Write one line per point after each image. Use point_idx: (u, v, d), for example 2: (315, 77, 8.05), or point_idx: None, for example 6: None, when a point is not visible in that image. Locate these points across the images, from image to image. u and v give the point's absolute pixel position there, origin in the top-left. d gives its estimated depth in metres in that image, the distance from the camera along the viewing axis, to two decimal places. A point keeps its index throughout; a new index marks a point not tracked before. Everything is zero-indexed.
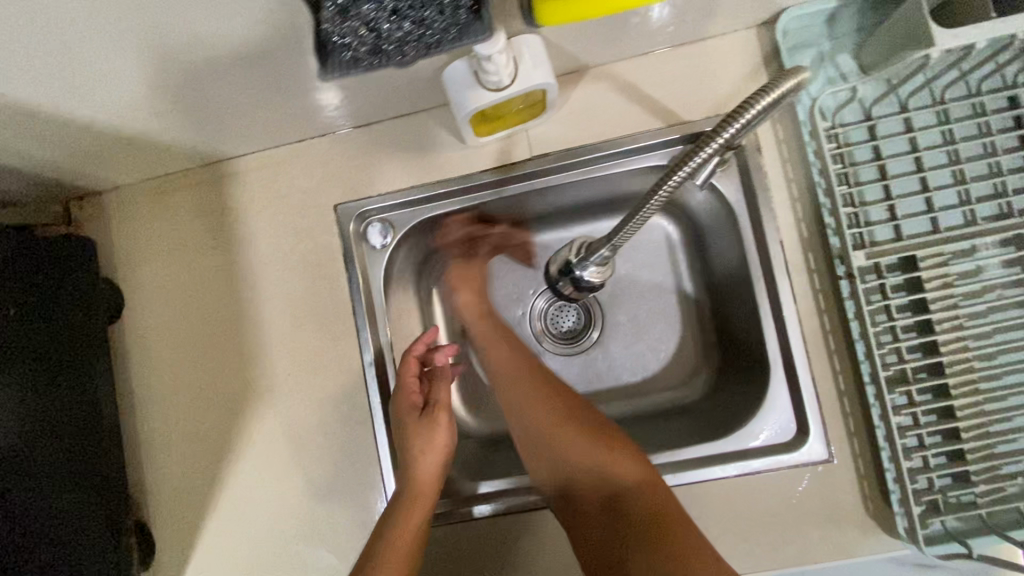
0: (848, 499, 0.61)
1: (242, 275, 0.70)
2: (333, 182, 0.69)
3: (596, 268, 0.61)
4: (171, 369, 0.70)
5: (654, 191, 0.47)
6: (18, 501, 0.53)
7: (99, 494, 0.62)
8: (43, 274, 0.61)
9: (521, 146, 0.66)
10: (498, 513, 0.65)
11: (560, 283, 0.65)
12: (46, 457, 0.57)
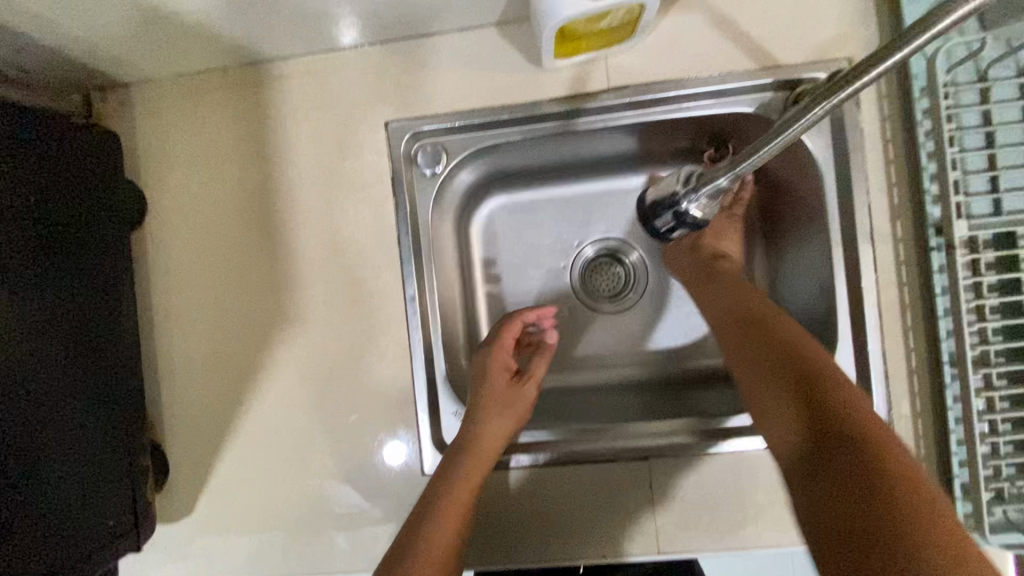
0: None
1: (278, 190, 0.64)
2: (386, 96, 0.63)
3: (703, 202, 0.56)
4: (196, 285, 0.65)
5: (804, 111, 0.41)
6: (32, 407, 0.50)
7: (117, 407, 0.58)
8: (69, 165, 0.55)
9: (597, 76, 0.61)
10: (538, 464, 0.64)
11: (658, 219, 0.60)
12: (61, 363, 0.53)
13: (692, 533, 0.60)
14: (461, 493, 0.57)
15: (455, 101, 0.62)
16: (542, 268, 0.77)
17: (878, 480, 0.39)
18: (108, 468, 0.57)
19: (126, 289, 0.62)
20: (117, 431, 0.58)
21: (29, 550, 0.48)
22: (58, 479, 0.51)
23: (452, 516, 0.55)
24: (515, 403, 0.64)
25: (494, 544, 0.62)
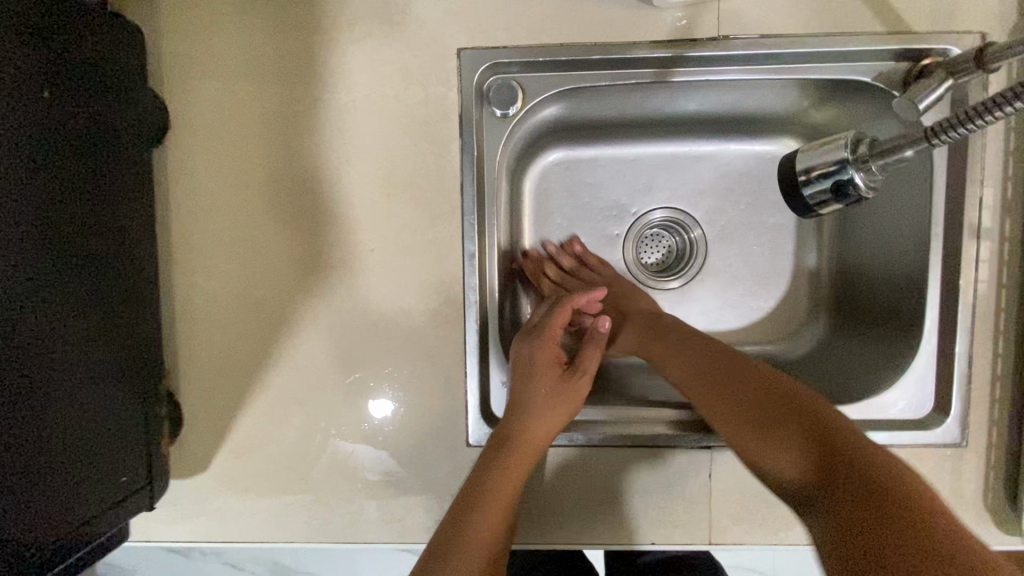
0: (971, 488, 0.56)
1: (325, 116, 0.56)
2: (462, 20, 0.55)
3: (867, 174, 0.50)
4: (221, 219, 0.57)
5: None
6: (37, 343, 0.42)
7: (129, 349, 0.51)
8: (84, 58, 0.46)
9: (707, 23, 0.54)
10: (590, 445, 0.59)
11: (812, 190, 0.54)
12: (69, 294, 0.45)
13: (748, 527, 0.58)
14: (501, 490, 0.52)
15: (541, 35, 0.54)
16: (595, 233, 0.71)
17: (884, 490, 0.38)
18: (119, 421, 0.50)
19: (143, 214, 0.54)
20: (128, 378, 0.51)
21: (27, 510, 0.42)
22: (63, 432, 0.44)
23: (494, 514, 0.51)
24: (567, 391, 0.57)
25: (538, 524, 0.59)
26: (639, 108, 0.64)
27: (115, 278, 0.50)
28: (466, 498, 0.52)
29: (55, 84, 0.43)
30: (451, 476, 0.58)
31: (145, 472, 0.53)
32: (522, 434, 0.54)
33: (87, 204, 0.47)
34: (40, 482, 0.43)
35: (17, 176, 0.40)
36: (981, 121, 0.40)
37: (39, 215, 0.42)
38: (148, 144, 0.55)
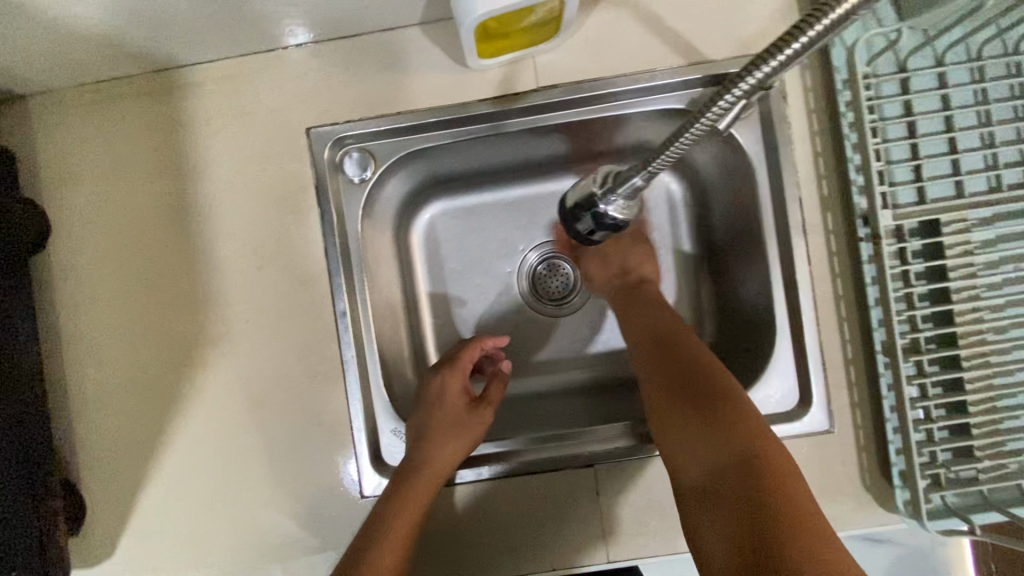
0: (848, 472, 0.59)
1: (193, 203, 0.61)
2: (307, 101, 0.60)
3: (622, 204, 0.54)
4: (105, 312, 0.61)
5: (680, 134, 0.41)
6: None
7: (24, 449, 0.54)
8: None
9: (527, 76, 0.60)
10: (489, 479, 0.61)
11: (579, 222, 0.58)
12: None
13: (645, 540, 0.60)
14: (394, 546, 0.52)
15: (382, 106, 0.60)
16: (483, 274, 0.75)
17: (788, 528, 0.40)
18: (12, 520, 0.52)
19: (23, 320, 0.57)
20: (17, 475, 0.52)
21: None
22: None
23: (393, 543, 0.52)
24: (468, 425, 0.60)
25: (443, 561, 0.61)
26: (494, 157, 0.69)
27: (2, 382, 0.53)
28: (353, 566, 0.50)
29: None
30: (349, 531, 0.60)
31: (41, 568, 0.54)
32: (419, 480, 0.56)
33: None
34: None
35: None
36: (662, 162, 0.44)
37: None
38: (30, 252, 0.58)
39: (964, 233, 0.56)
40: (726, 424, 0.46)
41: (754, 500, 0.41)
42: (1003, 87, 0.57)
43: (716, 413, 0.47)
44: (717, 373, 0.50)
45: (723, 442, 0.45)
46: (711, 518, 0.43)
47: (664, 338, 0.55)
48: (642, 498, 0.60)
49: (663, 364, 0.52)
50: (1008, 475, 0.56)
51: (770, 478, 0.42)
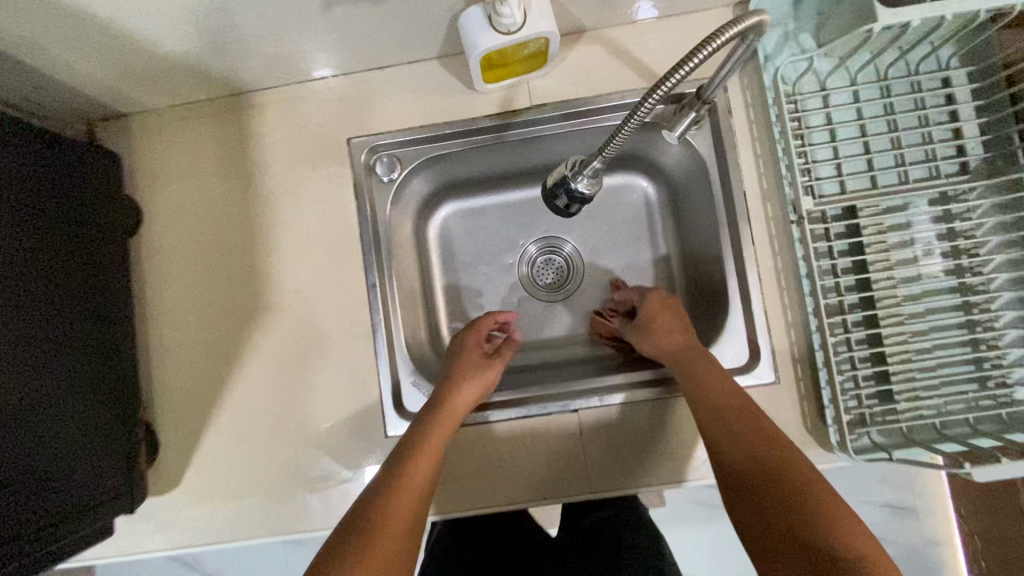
0: (792, 417, 0.70)
1: (256, 198, 0.76)
2: (349, 117, 0.76)
3: (588, 181, 0.66)
4: (179, 283, 0.75)
5: (626, 121, 0.55)
6: (55, 375, 0.59)
7: (116, 386, 0.68)
8: (75, 178, 0.66)
9: (522, 95, 0.75)
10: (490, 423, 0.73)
11: (556, 198, 0.70)
12: (70, 342, 0.62)
13: (622, 476, 0.71)
14: (424, 454, 0.63)
15: (408, 121, 0.76)
16: (489, 263, 0.89)
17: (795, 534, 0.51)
18: (106, 440, 0.65)
19: (119, 287, 0.72)
20: (109, 405, 0.66)
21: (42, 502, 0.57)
22: (67, 445, 0.60)
23: (418, 461, 0.63)
24: (486, 370, 0.73)
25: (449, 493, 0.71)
26: (497, 164, 0.84)
27: (100, 331, 0.67)
28: (390, 467, 0.62)
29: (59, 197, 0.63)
30: (374, 465, 0.72)
31: (124, 484, 0.67)
32: (442, 407, 0.68)
33: (81, 277, 0.65)
34: (29, 473, 0.55)
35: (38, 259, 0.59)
36: (616, 141, 0.58)
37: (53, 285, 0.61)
38: (125, 234, 0.74)
39: (877, 216, 0.70)
40: (766, 437, 0.59)
41: (781, 515, 0.53)
42: (905, 100, 0.71)
43: (754, 427, 0.60)
44: (740, 398, 0.62)
45: (749, 458, 0.57)
46: (749, 505, 0.55)
47: (703, 373, 0.65)
48: (618, 440, 0.71)
49: (709, 387, 0.63)
50: (925, 416, 0.67)
51: (814, 495, 0.53)
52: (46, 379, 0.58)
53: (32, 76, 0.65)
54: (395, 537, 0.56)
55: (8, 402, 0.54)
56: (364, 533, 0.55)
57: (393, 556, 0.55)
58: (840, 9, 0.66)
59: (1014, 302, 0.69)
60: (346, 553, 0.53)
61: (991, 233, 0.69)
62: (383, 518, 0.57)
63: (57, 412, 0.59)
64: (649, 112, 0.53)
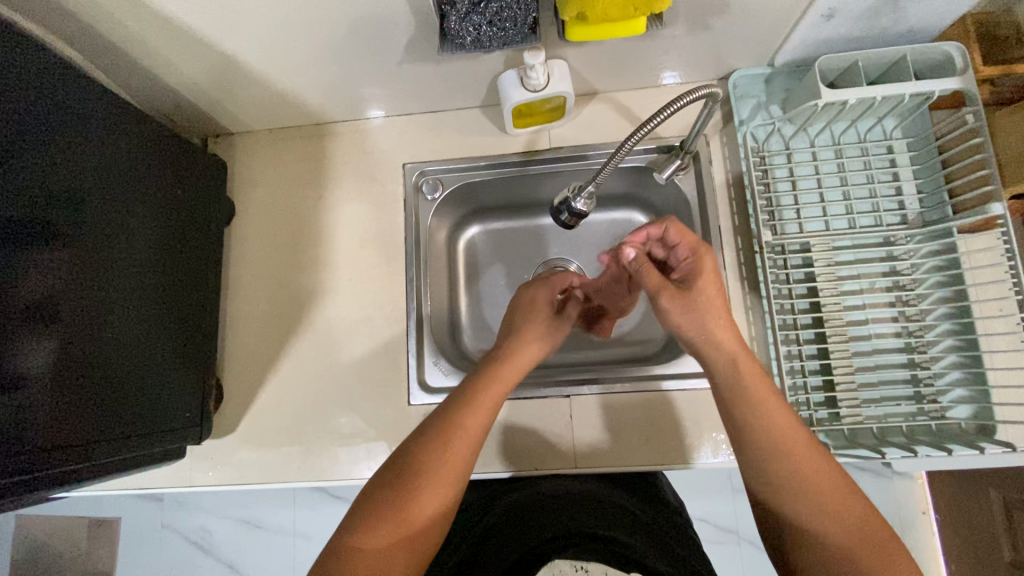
0: None
1: (327, 205, 0.96)
2: (405, 148, 0.97)
3: (585, 200, 0.83)
4: (261, 266, 0.96)
5: (618, 150, 0.75)
6: (153, 318, 0.78)
7: (196, 338, 0.87)
8: (192, 176, 0.88)
9: (543, 139, 0.94)
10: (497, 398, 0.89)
11: (560, 213, 0.87)
12: (167, 296, 0.81)
13: (601, 454, 0.85)
14: (478, 413, 0.69)
15: (451, 154, 0.96)
16: (506, 275, 1.05)
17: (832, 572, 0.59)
18: (184, 377, 0.83)
19: (213, 265, 0.92)
20: (188, 351, 0.85)
21: (137, 413, 0.74)
22: (156, 373, 0.78)
23: (474, 416, 0.69)
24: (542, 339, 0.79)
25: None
26: (520, 194, 1.02)
27: (191, 294, 0.87)
28: (445, 419, 0.68)
29: (177, 188, 0.85)
30: (396, 426, 0.87)
31: (196, 417, 0.85)
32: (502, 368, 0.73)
33: (183, 251, 0.85)
34: (131, 385, 0.73)
35: (157, 230, 0.80)
36: (610, 167, 0.77)
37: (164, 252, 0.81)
38: (222, 225, 0.95)
39: (828, 252, 0.84)
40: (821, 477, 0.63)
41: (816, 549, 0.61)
42: (856, 161, 0.87)
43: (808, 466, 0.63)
44: (787, 426, 0.65)
45: (797, 488, 0.62)
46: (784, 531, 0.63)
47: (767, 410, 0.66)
48: (601, 423, 0.86)
49: (779, 426, 0.65)
50: (863, 422, 0.79)
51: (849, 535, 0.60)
52: (146, 319, 0.77)
53: (178, 98, 0.88)
54: (445, 484, 0.64)
55: (125, 330, 0.73)
56: (412, 476, 0.64)
57: (440, 499, 0.64)
58: (801, 86, 0.84)
59: (948, 332, 0.81)
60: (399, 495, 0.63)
61: (928, 273, 0.82)
62: (437, 463, 0.65)
63: (150, 345, 0.77)
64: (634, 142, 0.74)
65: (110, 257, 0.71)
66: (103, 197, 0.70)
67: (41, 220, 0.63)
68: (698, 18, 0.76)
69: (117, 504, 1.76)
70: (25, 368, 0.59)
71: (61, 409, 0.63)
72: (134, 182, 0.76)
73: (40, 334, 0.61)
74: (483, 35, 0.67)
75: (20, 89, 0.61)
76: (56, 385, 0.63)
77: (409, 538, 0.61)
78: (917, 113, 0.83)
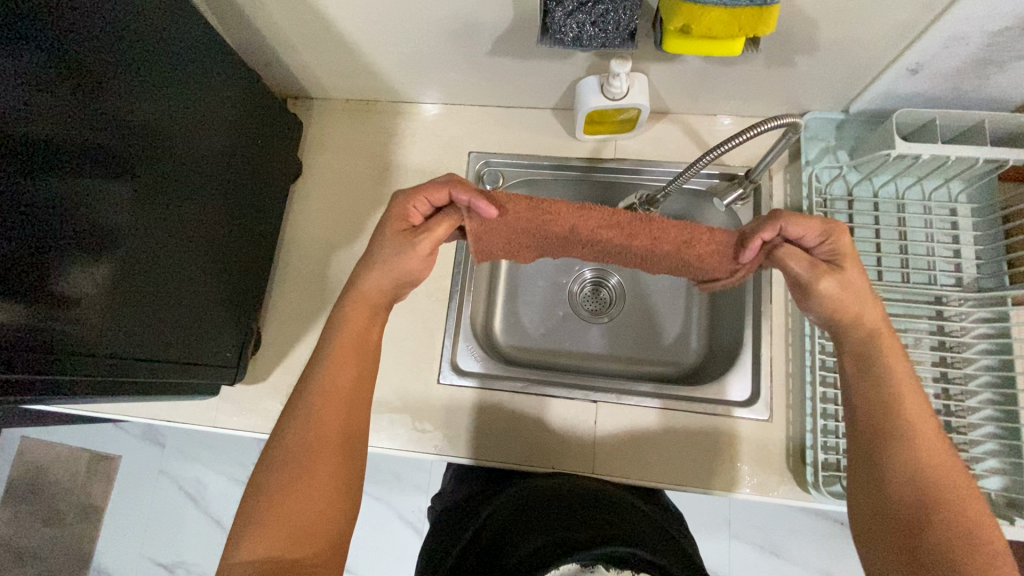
0: (776, 452, 0.83)
1: (392, 179, 1.00)
2: (474, 137, 1.00)
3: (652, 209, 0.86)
4: (319, 228, 0.99)
5: (696, 165, 0.77)
6: (205, 257, 0.80)
7: (243, 283, 0.89)
8: (263, 126, 0.90)
9: (609, 150, 0.96)
10: (525, 391, 0.90)
11: None
12: (222, 238, 0.84)
13: (620, 462, 0.85)
14: (338, 370, 0.70)
15: (517, 149, 0.98)
16: (550, 277, 1.09)
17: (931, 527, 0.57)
18: (226, 318, 0.86)
19: (272, 218, 0.96)
20: (235, 295, 0.88)
21: (174, 344, 0.76)
22: (199, 311, 0.80)
23: (334, 375, 0.70)
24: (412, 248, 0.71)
25: (479, 442, 0.88)
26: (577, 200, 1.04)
27: (245, 241, 0.89)
28: (308, 383, 0.69)
29: (248, 137, 0.87)
30: (425, 402, 0.90)
31: (235, 357, 0.88)
32: (356, 299, 0.74)
33: (244, 198, 0.88)
34: (173, 318, 0.75)
35: (221, 174, 0.82)
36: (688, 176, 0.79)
37: (225, 196, 0.83)
38: (287, 181, 0.99)
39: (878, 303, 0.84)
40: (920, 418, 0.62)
41: (927, 517, 0.57)
42: (918, 218, 0.87)
43: (913, 427, 0.61)
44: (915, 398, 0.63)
45: (914, 465, 0.60)
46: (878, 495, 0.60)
47: (880, 355, 0.64)
48: (626, 433, 0.86)
49: (902, 391, 0.63)
50: None
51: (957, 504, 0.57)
52: (197, 257, 0.79)
53: (271, 54, 0.92)
54: (321, 465, 0.66)
55: (175, 264, 0.75)
56: (290, 457, 0.66)
57: (326, 486, 0.65)
58: (874, 136, 0.85)
59: (989, 401, 0.80)
60: (281, 497, 0.63)
61: (977, 338, 0.82)
62: (308, 458, 0.66)
63: (197, 282, 0.79)
64: (715, 157, 0.75)
65: (173, 196, 0.73)
66: (177, 134, 0.72)
67: (122, 151, 0.64)
68: (784, 54, 0.78)
69: (121, 442, 1.79)
70: (77, 288, 0.61)
71: (105, 330, 0.65)
72: (208, 128, 0.78)
73: (98, 260, 0.63)
74: (584, 34, 0.69)
75: (126, 20, 0.64)
76: (101, 310, 0.64)
77: (299, 532, 0.62)
78: (986, 180, 0.83)
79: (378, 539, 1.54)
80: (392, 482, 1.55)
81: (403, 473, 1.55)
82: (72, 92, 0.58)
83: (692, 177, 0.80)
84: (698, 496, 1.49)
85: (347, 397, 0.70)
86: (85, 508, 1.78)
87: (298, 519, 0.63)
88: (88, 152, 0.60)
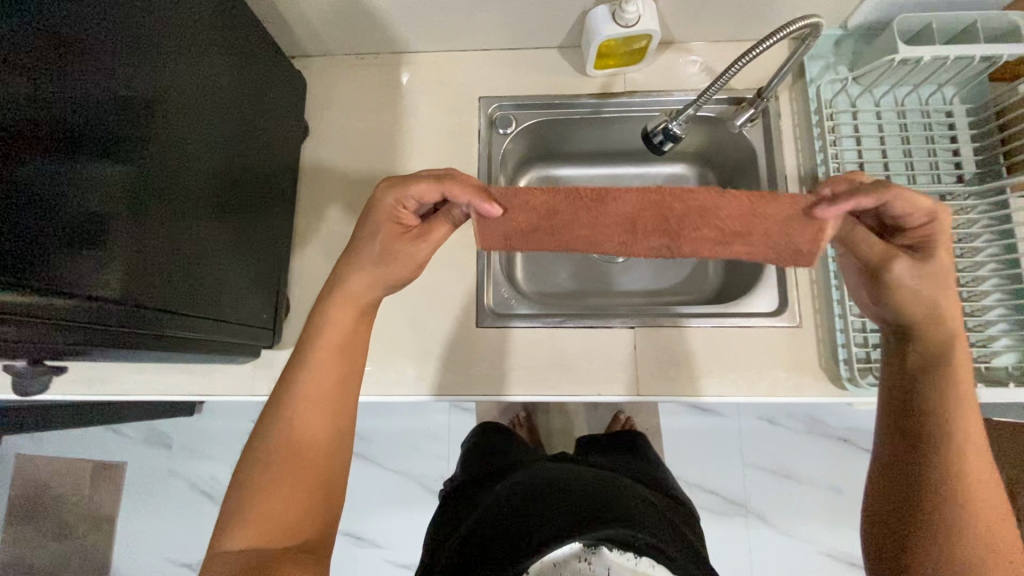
0: (809, 354, 0.87)
1: (403, 132, 0.98)
2: (483, 82, 0.99)
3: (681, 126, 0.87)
4: (335, 187, 0.97)
5: (721, 77, 0.78)
6: (220, 225, 0.75)
7: (261, 247, 0.85)
8: (260, 78, 0.84)
9: (619, 84, 0.97)
10: (562, 328, 0.91)
11: (656, 136, 0.90)
12: (235, 204, 0.78)
13: (662, 382, 0.88)
14: (319, 371, 0.69)
15: (527, 91, 0.98)
16: None
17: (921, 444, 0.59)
18: (248, 285, 0.82)
19: (287, 179, 0.93)
20: (256, 259, 0.83)
21: (200, 317, 0.72)
22: (221, 280, 0.75)
23: (318, 372, 0.69)
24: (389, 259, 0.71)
25: (525, 379, 0.89)
26: (588, 139, 1.05)
27: (257, 205, 0.84)
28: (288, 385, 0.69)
29: (248, 93, 0.81)
30: (465, 347, 0.91)
31: (265, 319, 0.86)
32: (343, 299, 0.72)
33: (250, 160, 0.82)
34: (195, 292, 0.70)
35: (226, 134, 0.76)
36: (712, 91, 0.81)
37: (232, 158, 0.77)
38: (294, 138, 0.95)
39: None
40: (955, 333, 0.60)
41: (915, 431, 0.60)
42: (917, 123, 0.92)
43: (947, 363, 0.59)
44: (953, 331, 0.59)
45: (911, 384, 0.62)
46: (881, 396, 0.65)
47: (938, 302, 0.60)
48: (664, 355, 0.89)
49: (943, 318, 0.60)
50: None
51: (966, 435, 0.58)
52: (213, 226, 0.73)
53: (267, 8, 0.88)
54: (290, 467, 0.65)
55: (191, 237, 0.69)
56: (263, 458, 0.65)
57: (298, 489, 0.65)
58: (872, 47, 0.89)
59: (997, 285, 0.85)
60: (257, 498, 0.63)
61: (983, 228, 0.87)
62: (275, 461, 0.65)
63: (216, 251, 0.74)
64: (740, 67, 0.77)
65: (176, 169, 0.66)
66: (176, 93, 0.66)
67: (114, 125, 0.57)
68: None
69: (127, 448, 1.73)
70: (92, 270, 0.55)
71: (127, 310, 0.60)
72: (207, 86, 0.71)
73: (112, 239, 0.57)
74: None
75: None
76: (121, 293, 0.58)
77: (274, 529, 0.63)
78: (978, 80, 0.88)
79: (407, 510, 1.54)
80: (415, 452, 1.55)
81: (425, 443, 1.56)
82: (47, 53, 0.51)
83: (715, 93, 0.82)
84: (715, 431, 1.54)
85: (328, 398, 0.69)
86: (95, 518, 1.72)
87: (271, 517, 0.63)
88: (73, 131, 0.53)
